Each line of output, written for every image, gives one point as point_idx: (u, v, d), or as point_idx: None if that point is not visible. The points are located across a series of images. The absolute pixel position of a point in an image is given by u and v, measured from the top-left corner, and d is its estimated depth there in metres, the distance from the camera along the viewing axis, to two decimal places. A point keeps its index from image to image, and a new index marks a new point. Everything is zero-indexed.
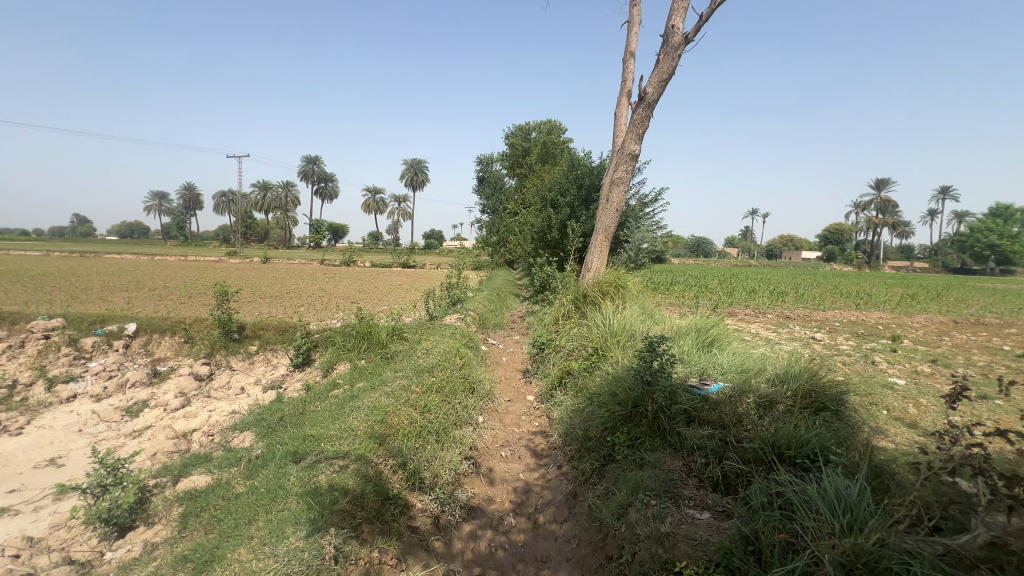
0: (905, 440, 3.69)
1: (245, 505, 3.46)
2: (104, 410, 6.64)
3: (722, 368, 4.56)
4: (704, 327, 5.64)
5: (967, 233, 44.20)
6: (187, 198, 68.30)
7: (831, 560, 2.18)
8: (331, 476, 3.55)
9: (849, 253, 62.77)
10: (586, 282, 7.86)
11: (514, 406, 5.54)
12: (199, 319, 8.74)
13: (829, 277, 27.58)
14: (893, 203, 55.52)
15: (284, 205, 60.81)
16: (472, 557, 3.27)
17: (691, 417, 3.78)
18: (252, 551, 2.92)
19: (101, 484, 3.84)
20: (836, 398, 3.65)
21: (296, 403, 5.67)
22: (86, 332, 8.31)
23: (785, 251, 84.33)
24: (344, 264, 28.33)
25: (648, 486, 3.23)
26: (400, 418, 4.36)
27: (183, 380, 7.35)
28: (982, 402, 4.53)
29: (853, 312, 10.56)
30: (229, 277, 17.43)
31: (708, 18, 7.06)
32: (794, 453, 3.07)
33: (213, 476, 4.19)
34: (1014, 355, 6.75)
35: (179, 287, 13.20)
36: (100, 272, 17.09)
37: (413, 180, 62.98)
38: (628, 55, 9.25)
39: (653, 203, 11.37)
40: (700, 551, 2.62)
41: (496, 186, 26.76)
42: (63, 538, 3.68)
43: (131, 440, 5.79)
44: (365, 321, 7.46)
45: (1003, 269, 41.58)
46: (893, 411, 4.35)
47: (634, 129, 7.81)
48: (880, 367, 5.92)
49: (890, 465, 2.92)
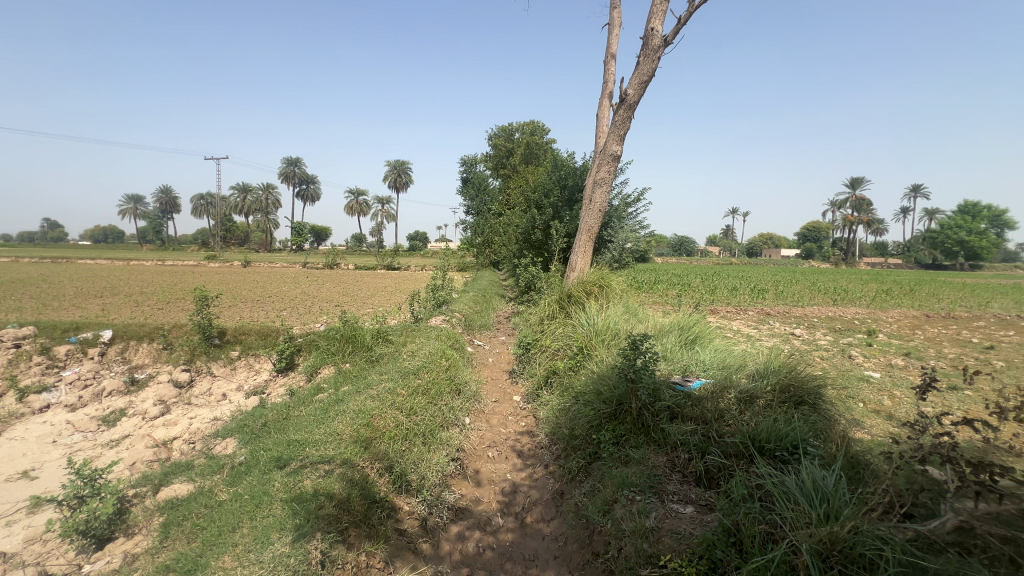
0: (881, 431, 3.82)
1: (228, 512, 3.40)
2: (81, 420, 6.48)
3: (705, 364, 4.65)
4: (687, 324, 5.75)
5: (938, 231, 45.88)
6: (164, 202, 66.32)
7: (809, 548, 2.24)
8: (316, 481, 3.54)
9: (827, 250, 64.53)
10: (570, 282, 7.94)
11: (501, 406, 5.54)
12: (179, 325, 8.56)
13: (805, 274, 28.52)
14: (868, 201, 57.48)
15: (265, 207, 59.96)
16: (460, 558, 3.28)
17: (674, 414, 3.85)
18: (236, 559, 2.88)
19: (78, 496, 3.73)
20: (813, 392, 3.76)
21: (280, 409, 5.57)
22: (60, 340, 8.05)
23: (766, 248, 86.23)
24: (327, 267, 28.04)
25: (633, 483, 3.27)
26: (386, 421, 4.36)
27: (162, 389, 7.23)
28: (952, 393, 4.73)
29: (830, 308, 10.91)
30: (209, 281, 17.07)
31: (685, 21, 7.18)
32: (773, 445, 3.18)
33: (195, 484, 4.12)
34: (982, 347, 7.04)
35: (157, 293, 12.85)
36: (73, 278, 16.47)
37: (397, 181, 62.54)
38: (608, 57, 9.36)
39: (635, 203, 11.50)
40: (684, 544, 2.67)
41: (479, 187, 26.60)
42: (38, 552, 3.57)
43: (109, 449, 5.66)
44: (349, 324, 7.38)
45: (970, 263, 43.48)
46: (869, 404, 4.49)
47: (615, 130, 7.88)
48: (856, 360, 6.12)
49: (865, 455, 3.02)
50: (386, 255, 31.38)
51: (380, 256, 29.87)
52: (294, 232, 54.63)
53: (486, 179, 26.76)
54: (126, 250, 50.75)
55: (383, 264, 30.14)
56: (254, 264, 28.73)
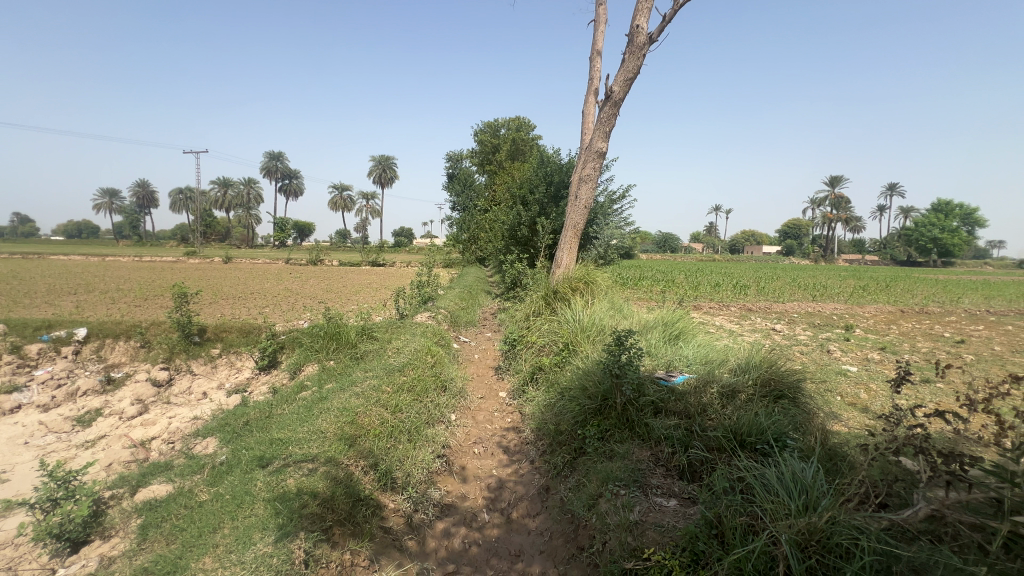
0: (857, 424, 3.94)
1: (208, 513, 3.34)
2: (54, 420, 6.28)
3: (688, 360, 4.72)
4: (671, 321, 5.81)
5: (913, 228, 47.24)
6: (141, 196, 64.38)
7: (788, 538, 2.29)
8: (299, 480, 3.49)
9: (807, 248, 65.90)
10: (556, 279, 7.96)
11: (487, 403, 5.54)
12: (157, 323, 8.34)
13: (785, 270, 29.12)
14: (846, 199, 58.93)
15: (247, 202, 58.69)
16: (446, 555, 3.28)
17: (658, 409, 3.90)
18: (217, 560, 2.84)
19: (52, 498, 3.63)
20: (793, 386, 3.85)
21: (262, 407, 5.49)
22: (31, 338, 7.77)
23: (748, 245, 87.70)
24: (311, 263, 27.67)
25: (618, 477, 3.30)
26: (371, 418, 4.33)
27: (140, 387, 7.06)
28: (925, 386, 4.89)
29: (810, 304, 11.15)
30: (188, 278, 16.62)
31: (670, 19, 7.22)
32: (754, 438, 3.24)
33: (174, 485, 4.04)
34: (954, 341, 7.28)
35: (133, 290, 12.46)
36: (44, 274, 15.93)
37: (382, 177, 61.91)
38: (594, 54, 9.38)
39: (621, 199, 11.55)
40: (667, 536, 2.71)
41: (465, 183, 26.45)
42: (10, 557, 3.47)
43: (84, 450, 5.51)
44: (334, 321, 7.28)
45: (943, 260, 44.97)
46: (846, 397, 4.62)
47: (601, 126, 7.90)
48: (834, 355, 6.27)
49: (842, 447, 3.10)
50: (371, 251, 31.03)
51: (365, 252, 29.62)
52: (277, 228, 53.65)
53: (473, 175, 26.63)
54: (101, 245, 49.03)
55: (368, 260, 29.85)
56: (235, 260, 28.05)
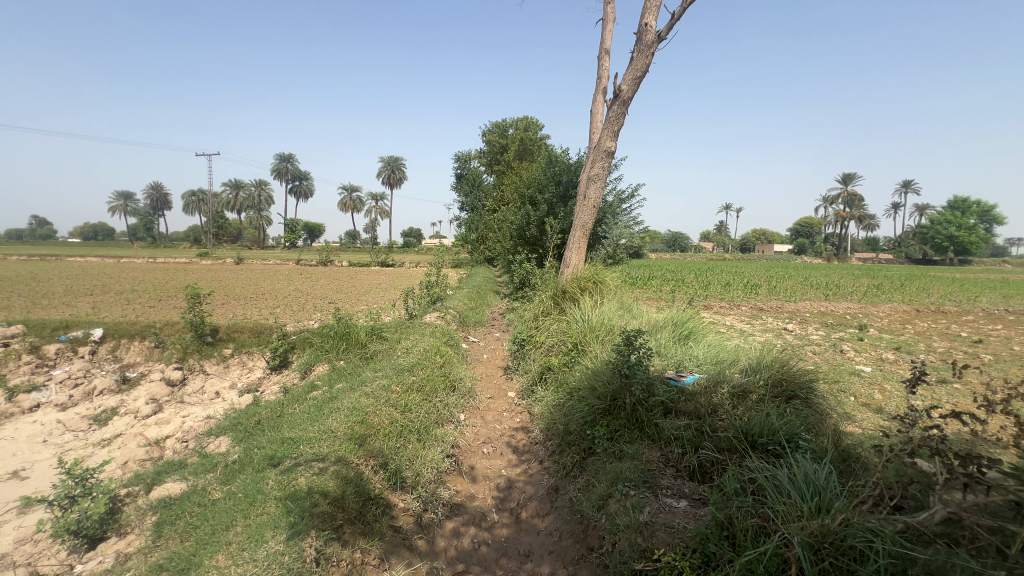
0: (871, 425, 3.88)
1: (222, 511, 3.38)
2: (71, 419, 6.41)
3: (698, 360, 4.69)
4: (681, 320, 5.78)
5: (927, 226, 46.45)
6: (155, 198, 65.50)
7: (800, 541, 2.27)
8: (310, 479, 3.53)
9: (819, 246, 65.07)
10: (564, 279, 7.94)
11: (496, 403, 5.54)
12: (170, 323, 8.48)
13: (797, 269, 28.82)
14: (858, 197, 58.12)
15: (257, 204, 59.33)
16: (455, 554, 3.28)
17: (668, 409, 3.88)
18: (230, 557, 2.87)
19: (70, 496, 3.70)
20: (805, 386, 3.81)
21: (274, 407, 5.55)
22: (49, 338, 7.94)
23: (759, 243, 86.84)
24: (321, 264, 27.96)
25: (627, 478, 3.29)
26: (380, 418, 4.36)
27: (155, 387, 7.18)
28: (941, 386, 4.80)
29: (823, 303, 11.00)
30: (201, 279, 16.84)
31: (679, 17, 7.17)
32: (766, 439, 3.21)
33: (188, 483, 4.10)
34: (971, 341, 7.14)
35: (147, 291, 12.64)
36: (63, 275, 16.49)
37: (390, 177, 62.33)
38: (602, 53, 9.34)
39: (629, 199, 11.49)
40: (677, 538, 2.69)
41: (473, 183, 26.49)
42: (30, 553, 3.54)
43: (101, 449, 5.61)
44: (343, 321, 7.34)
45: (959, 258, 44.18)
46: (860, 397, 4.55)
47: (609, 125, 7.86)
48: (847, 355, 6.18)
49: (857, 448, 3.06)
50: (380, 252, 31.24)
51: (374, 252, 29.85)
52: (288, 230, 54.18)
53: (481, 175, 26.68)
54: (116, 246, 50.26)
55: (377, 260, 30.06)
56: (246, 260, 28.48)
